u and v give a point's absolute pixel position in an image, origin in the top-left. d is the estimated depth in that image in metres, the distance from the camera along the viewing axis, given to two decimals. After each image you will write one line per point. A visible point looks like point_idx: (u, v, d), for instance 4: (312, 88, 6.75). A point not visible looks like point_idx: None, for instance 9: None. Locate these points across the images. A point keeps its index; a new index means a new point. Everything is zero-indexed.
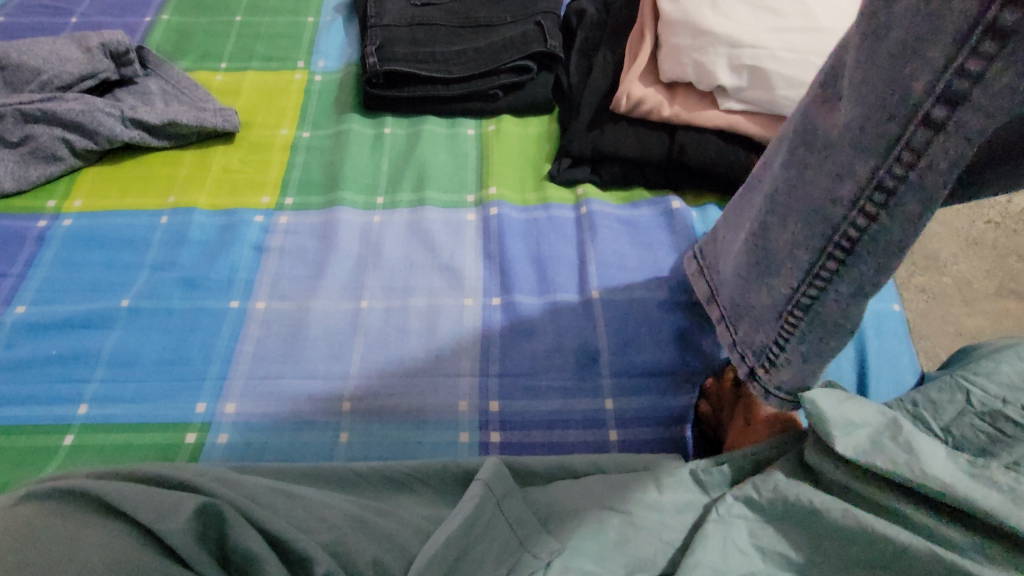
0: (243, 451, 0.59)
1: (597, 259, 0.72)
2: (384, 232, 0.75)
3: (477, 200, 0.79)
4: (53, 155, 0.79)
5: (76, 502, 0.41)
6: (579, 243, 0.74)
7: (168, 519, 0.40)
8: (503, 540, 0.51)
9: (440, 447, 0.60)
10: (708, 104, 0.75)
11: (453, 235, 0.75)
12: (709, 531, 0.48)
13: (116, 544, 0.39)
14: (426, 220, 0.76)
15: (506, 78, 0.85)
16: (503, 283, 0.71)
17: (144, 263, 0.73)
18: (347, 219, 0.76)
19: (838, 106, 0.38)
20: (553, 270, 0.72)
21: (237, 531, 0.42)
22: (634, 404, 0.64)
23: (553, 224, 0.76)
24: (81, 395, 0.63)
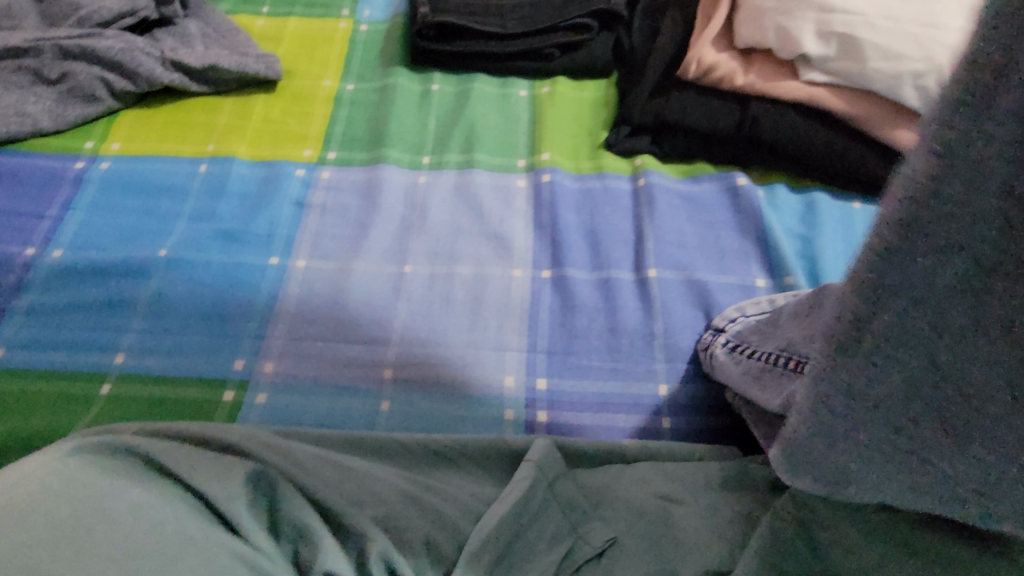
0: (282, 413, 0.57)
1: (656, 232, 0.68)
2: (430, 194, 0.72)
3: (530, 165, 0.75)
4: (91, 95, 0.76)
5: (129, 461, 0.40)
6: (635, 216, 0.70)
7: (219, 485, 0.40)
8: (553, 523, 0.48)
9: (485, 423, 0.57)
10: (787, 74, 0.69)
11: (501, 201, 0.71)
12: None
13: (174, 507, 0.38)
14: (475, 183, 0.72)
15: (564, 36, 0.80)
16: (555, 256, 0.67)
17: (182, 212, 0.70)
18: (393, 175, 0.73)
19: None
20: (609, 245, 0.68)
21: (288, 502, 0.42)
22: (691, 392, 0.60)
23: (610, 193, 0.72)
24: (118, 345, 0.61)
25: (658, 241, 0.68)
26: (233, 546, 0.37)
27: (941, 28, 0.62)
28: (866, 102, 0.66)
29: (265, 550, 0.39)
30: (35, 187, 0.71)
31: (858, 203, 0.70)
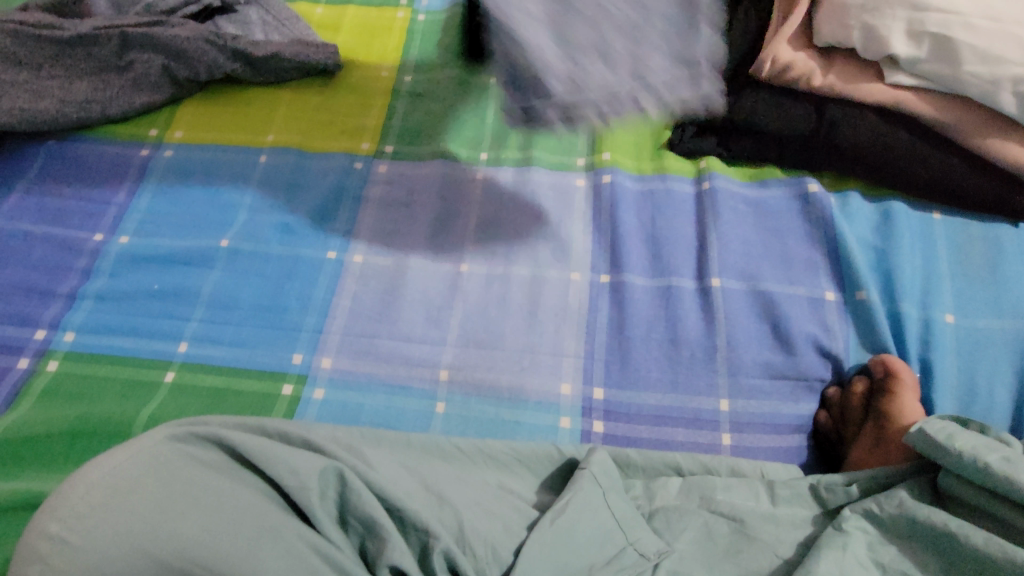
0: (340, 411, 0.58)
1: (718, 236, 0.66)
2: (488, 191, 0.71)
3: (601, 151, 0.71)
4: (156, 84, 0.77)
5: (202, 446, 0.40)
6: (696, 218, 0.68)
7: (298, 477, 0.39)
8: (605, 530, 0.47)
9: (540, 429, 0.57)
10: (871, 76, 0.65)
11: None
12: (826, 543, 0.47)
13: (247, 497, 0.38)
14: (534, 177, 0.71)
15: None
16: (613, 260, 0.66)
17: (242, 202, 0.71)
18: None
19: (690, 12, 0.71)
20: (669, 249, 0.66)
21: (359, 494, 0.40)
22: (753, 409, 0.58)
23: (674, 192, 0.70)
24: (182, 333, 0.62)
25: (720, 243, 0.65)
26: (308, 536, 0.37)
27: None
28: (956, 108, 0.62)
29: (337, 544, 0.39)
30: (103, 173, 0.73)
31: (937, 215, 0.66)
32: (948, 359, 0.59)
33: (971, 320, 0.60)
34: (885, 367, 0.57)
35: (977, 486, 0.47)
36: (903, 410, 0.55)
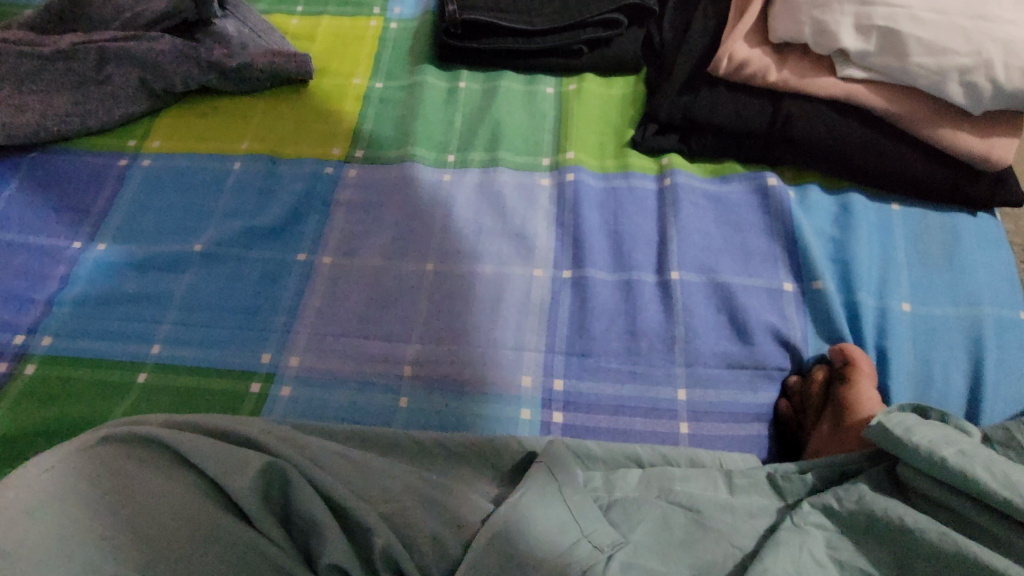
0: (305, 407, 0.59)
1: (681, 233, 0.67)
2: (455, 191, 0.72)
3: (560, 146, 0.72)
4: (134, 95, 0.80)
5: (148, 450, 0.42)
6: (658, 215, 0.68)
7: (238, 478, 0.41)
8: (561, 523, 0.47)
9: (501, 422, 0.58)
10: (823, 71, 0.66)
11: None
12: (784, 538, 0.47)
13: (187, 498, 0.40)
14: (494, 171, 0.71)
15: (592, 32, 0.79)
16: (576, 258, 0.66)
17: (216, 209, 0.73)
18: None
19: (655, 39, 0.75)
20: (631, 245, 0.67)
21: (302, 494, 0.41)
22: (712, 399, 0.59)
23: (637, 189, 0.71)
24: (154, 336, 0.64)
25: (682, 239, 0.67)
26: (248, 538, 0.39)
27: (992, 20, 0.59)
28: (907, 99, 0.63)
29: (278, 542, 0.40)
30: (81, 183, 0.75)
31: (896, 206, 0.67)
32: (904, 347, 0.59)
33: (928, 308, 0.61)
34: (843, 354, 0.58)
35: (933, 479, 0.48)
36: (860, 398, 0.56)
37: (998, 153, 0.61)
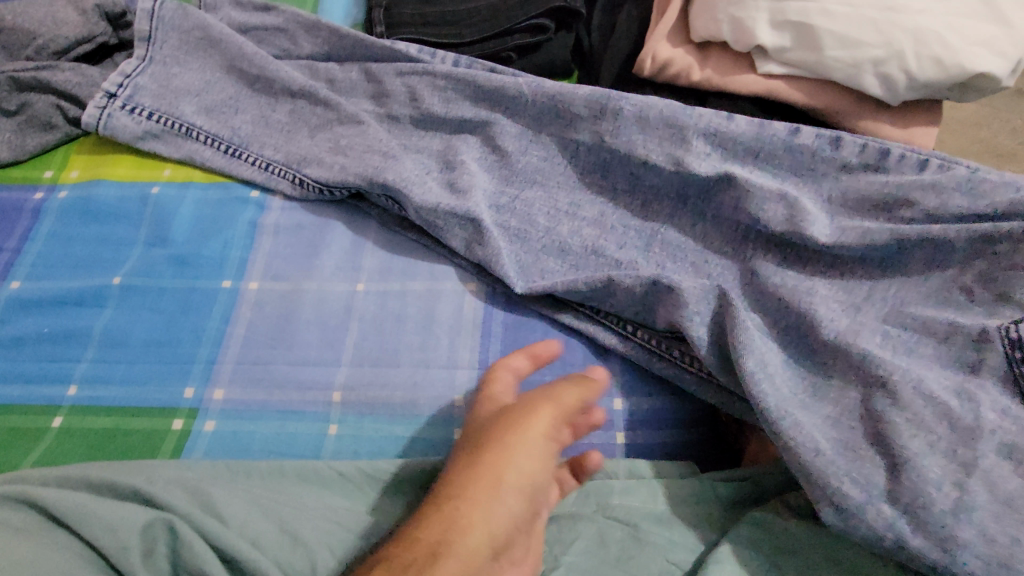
0: (229, 441, 0.57)
1: (626, 234, 0.63)
2: (383, 213, 0.70)
3: (497, 160, 0.68)
4: (48, 123, 0.77)
5: (23, 514, 0.43)
6: (603, 215, 0.65)
7: (116, 536, 0.42)
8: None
9: (432, 444, 0.56)
10: (745, 66, 0.66)
11: (450, 187, 0.66)
12: (724, 555, 0.47)
13: (59, 558, 0.41)
14: (424, 196, 0.65)
15: (520, 38, 0.77)
16: (516, 271, 0.63)
17: (137, 239, 0.70)
18: (343, 164, 0.69)
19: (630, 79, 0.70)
20: (579, 249, 0.63)
21: (188, 547, 0.42)
22: (648, 407, 0.58)
23: (581, 188, 0.67)
24: (72, 376, 0.61)
25: (630, 244, 0.63)
26: None
27: (901, 11, 0.59)
28: (828, 92, 0.63)
29: None
30: None
31: None
32: None
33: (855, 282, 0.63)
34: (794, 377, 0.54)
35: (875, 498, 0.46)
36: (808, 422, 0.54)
37: (918, 141, 0.62)
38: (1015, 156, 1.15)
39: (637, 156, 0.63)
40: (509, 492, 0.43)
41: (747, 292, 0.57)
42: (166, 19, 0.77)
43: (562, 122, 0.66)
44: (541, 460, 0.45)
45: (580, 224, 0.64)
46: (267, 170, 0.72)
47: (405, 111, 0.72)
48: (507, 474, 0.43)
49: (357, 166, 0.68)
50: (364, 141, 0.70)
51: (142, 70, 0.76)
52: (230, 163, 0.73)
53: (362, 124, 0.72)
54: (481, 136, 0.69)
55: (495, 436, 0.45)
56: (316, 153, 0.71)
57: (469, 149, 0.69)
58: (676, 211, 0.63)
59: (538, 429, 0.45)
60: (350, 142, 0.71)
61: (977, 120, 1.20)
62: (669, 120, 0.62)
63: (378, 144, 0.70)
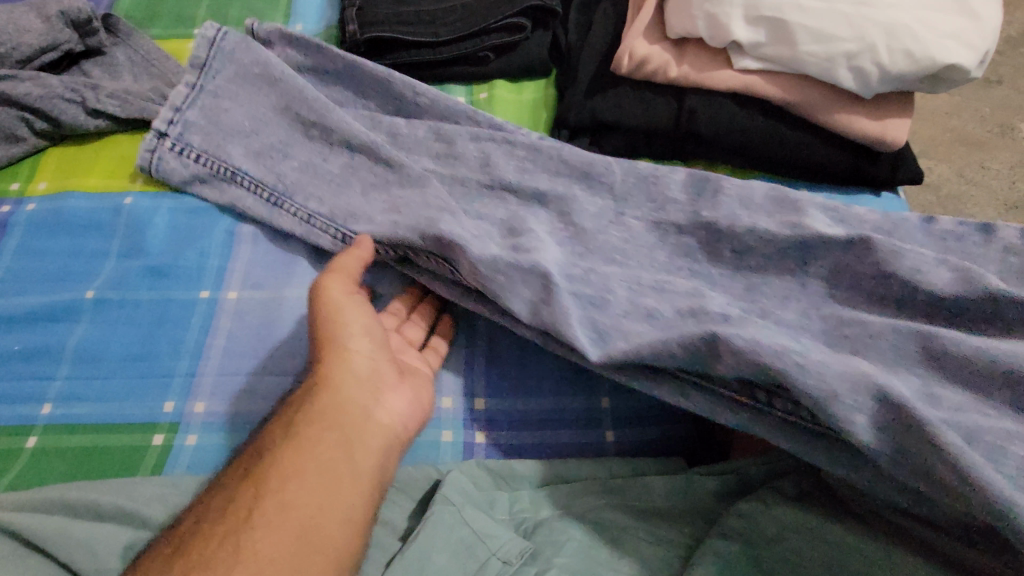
0: (213, 455, 0.56)
1: (730, 306, 0.53)
2: (433, 278, 0.60)
3: (568, 235, 0.59)
4: (14, 135, 0.74)
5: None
6: (699, 290, 0.53)
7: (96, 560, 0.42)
8: (464, 544, 0.47)
9: (420, 449, 0.55)
10: (721, 63, 0.67)
11: (512, 245, 0.57)
12: (714, 546, 0.47)
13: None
14: (486, 249, 0.55)
15: (497, 38, 0.77)
16: (591, 335, 0.51)
17: (111, 251, 0.68)
18: (395, 220, 0.60)
19: (606, 89, 0.71)
20: (670, 313, 0.51)
21: None
22: (635, 404, 0.59)
23: (669, 272, 0.57)
24: (46, 394, 0.59)
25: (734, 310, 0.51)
26: None
27: (872, 6, 0.60)
28: (802, 87, 0.64)
29: None
30: None
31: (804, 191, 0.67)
32: None
33: None
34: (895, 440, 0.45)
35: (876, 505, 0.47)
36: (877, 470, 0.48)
37: (892, 134, 0.63)
38: (984, 145, 1.18)
39: (742, 226, 0.56)
40: (353, 341, 0.52)
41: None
42: (227, 51, 0.73)
43: (652, 204, 0.61)
44: (359, 311, 0.54)
45: (671, 296, 0.53)
46: (308, 223, 0.66)
47: (474, 176, 0.64)
48: (347, 342, 0.52)
49: (407, 220, 0.60)
50: (421, 201, 0.61)
51: (192, 101, 0.71)
52: (270, 213, 0.67)
53: (417, 186, 0.63)
54: (552, 203, 0.61)
55: (314, 313, 0.53)
56: (367, 211, 0.63)
57: (540, 225, 0.60)
58: (793, 290, 0.53)
59: (342, 293, 0.54)
60: (404, 201, 0.62)
61: (948, 110, 1.22)
62: (778, 197, 0.58)
63: (434, 202, 0.61)
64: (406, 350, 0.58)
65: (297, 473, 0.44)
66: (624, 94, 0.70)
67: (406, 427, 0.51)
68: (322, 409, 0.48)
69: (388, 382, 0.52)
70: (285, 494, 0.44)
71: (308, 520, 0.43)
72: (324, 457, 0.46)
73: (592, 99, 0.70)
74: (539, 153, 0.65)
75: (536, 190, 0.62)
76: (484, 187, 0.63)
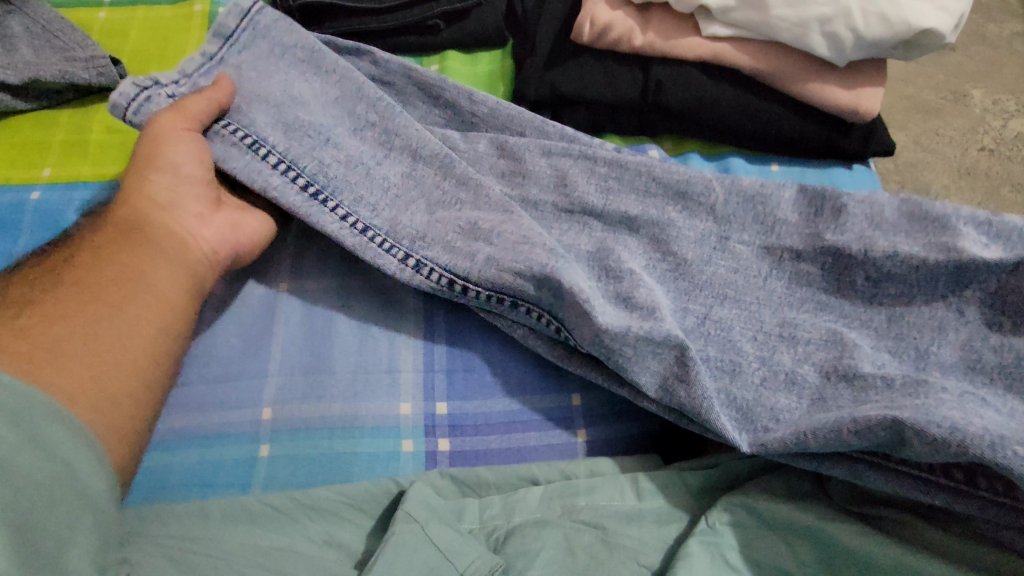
0: (141, 480, 0.50)
1: (878, 353, 0.49)
2: (527, 332, 0.55)
3: (672, 266, 0.55)
4: None
5: None
6: (836, 332, 0.51)
7: None
8: (427, 566, 0.43)
9: (378, 461, 0.51)
10: (688, 30, 0.62)
11: (619, 297, 0.52)
12: (694, 550, 0.45)
13: None
14: (622, 318, 0.50)
15: (446, 4, 0.71)
16: (735, 416, 0.49)
17: (13, 252, 0.60)
18: (489, 254, 0.53)
19: (583, 60, 0.65)
20: (814, 379, 0.49)
21: None
22: (607, 397, 0.56)
23: (794, 306, 0.53)
24: None
25: (892, 364, 0.49)
26: None
27: None
28: (772, 54, 0.60)
29: None
30: None
31: (775, 166, 0.63)
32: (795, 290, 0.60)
33: None
34: (985, 484, 0.43)
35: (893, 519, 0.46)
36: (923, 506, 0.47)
37: (864, 104, 0.60)
38: (939, 111, 1.18)
39: (878, 252, 0.51)
40: (183, 170, 0.53)
41: (764, 292, 0.54)
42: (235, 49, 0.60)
43: (762, 230, 0.55)
44: (200, 146, 0.53)
45: (808, 349, 0.50)
46: (361, 234, 0.55)
47: (549, 199, 0.58)
48: (189, 172, 0.53)
49: (510, 259, 0.52)
50: (518, 230, 0.53)
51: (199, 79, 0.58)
52: (309, 207, 0.55)
53: (508, 218, 0.55)
54: (646, 231, 0.56)
55: (149, 126, 0.53)
56: (442, 237, 0.55)
57: (632, 255, 0.55)
58: (946, 319, 0.50)
59: (173, 125, 0.53)
60: (494, 229, 0.54)
61: (905, 77, 1.22)
62: (915, 211, 0.53)
63: (536, 235, 0.53)
64: (245, 210, 0.57)
65: (133, 262, 0.48)
66: (617, 72, 0.64)
67: (220, 259, 0.53)
68: (156, 221, 0.51)
69: (215, 198, 0.55)
70: (121, 269, 0.47)
71: (146, 288, 0.47)
72: (154, 254, 0.49)
73: (583, 74, 0.64)
74: (624, 169, 0.58)
75: (628, 217, 0.56)
76: (563, 211, 0.57)
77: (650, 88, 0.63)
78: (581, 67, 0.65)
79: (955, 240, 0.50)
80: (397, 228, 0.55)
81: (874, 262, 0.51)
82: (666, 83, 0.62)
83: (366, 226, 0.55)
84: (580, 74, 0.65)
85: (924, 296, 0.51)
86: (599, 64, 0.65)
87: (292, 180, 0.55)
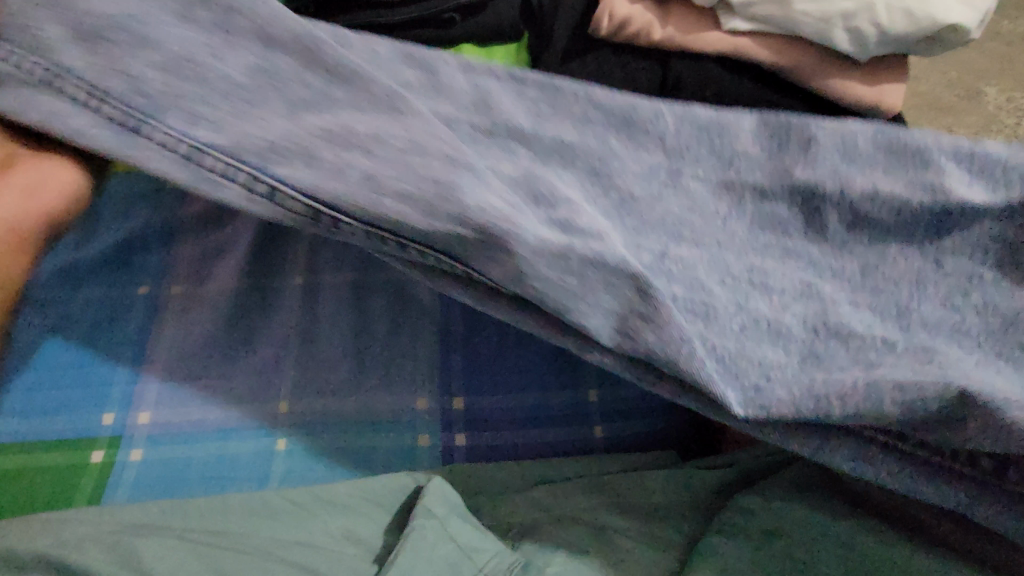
0: (160, 472, 0.50)
1: (859, 309, 0.42)
2: (404, 265, 0.40)
3: (615, 202, 0.44)
4: None
5: None
6: (811, 286, 0.43)
7: None
8: (447, 559, 0.42)
9: (394, 455, 0.51)
10: (710, 23, 0.61)
11: (557, 223, 0.40)
12: (709, 544, 0.44)
13: None
14: (567, 243, 0.39)
15: None
16: (720, 368, 0.39)
17: None
18: (366, 168, 0.37)
19: (601, 53, 0.64)
20: (803, 333, 0.41)
21: None
22: (622, 394, 0.55)
23: (760, 252, 0.44)
24: None
25: (878, 325, 0.41)
26: None
27: None
28: (794, 49, 0.59)
29: None
30: None
31: None
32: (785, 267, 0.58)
33: None
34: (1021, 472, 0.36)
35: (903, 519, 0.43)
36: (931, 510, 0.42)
37: (887, 100, 0.59)
38: (954, 107, 1.16)
39: None
40: None
41: (724, 231, 0.45)
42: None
43: (722, 163, 0.46)
44: None
45: (786, 300, 0.42)
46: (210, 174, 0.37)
47: None
48: None
49: (395, 176, 0.37)
50: (404, 133, 0.39)
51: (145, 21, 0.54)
52: (124, 142, 0.36)
53: (404, 120, 0.39)
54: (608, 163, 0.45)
55: None
56: (312, 146, 0.38)
57: (566, 186, 0.43)
58: (923, 271, 0.43)
59: None
60: (373, 133, 0.38)
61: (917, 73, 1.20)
62: None
63: (434, 142, 0.39)
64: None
65: None
66: (635, 66, 0.63)
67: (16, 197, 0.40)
68: None
69: None
70: None
71: None
72: None
73: (600, 68, 0.64)
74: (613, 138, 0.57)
75: (559, 144, 0.44)
76: (481, 133, 0.44)
77: (668, 84, 0.62)
78: (599, 60, 0.64)
79: (944, 180, 0.43)
80: (243, 145, 0.37)
81: (868, 197, 0.44)
82: (685, 80, 0.62)
83: (190, 148, 0.37)
84: (598, 70, 0.64)
85: (903, 239, 0.44)
86: (616, 58, 0.64)
87: (89, 107, 0.37)
